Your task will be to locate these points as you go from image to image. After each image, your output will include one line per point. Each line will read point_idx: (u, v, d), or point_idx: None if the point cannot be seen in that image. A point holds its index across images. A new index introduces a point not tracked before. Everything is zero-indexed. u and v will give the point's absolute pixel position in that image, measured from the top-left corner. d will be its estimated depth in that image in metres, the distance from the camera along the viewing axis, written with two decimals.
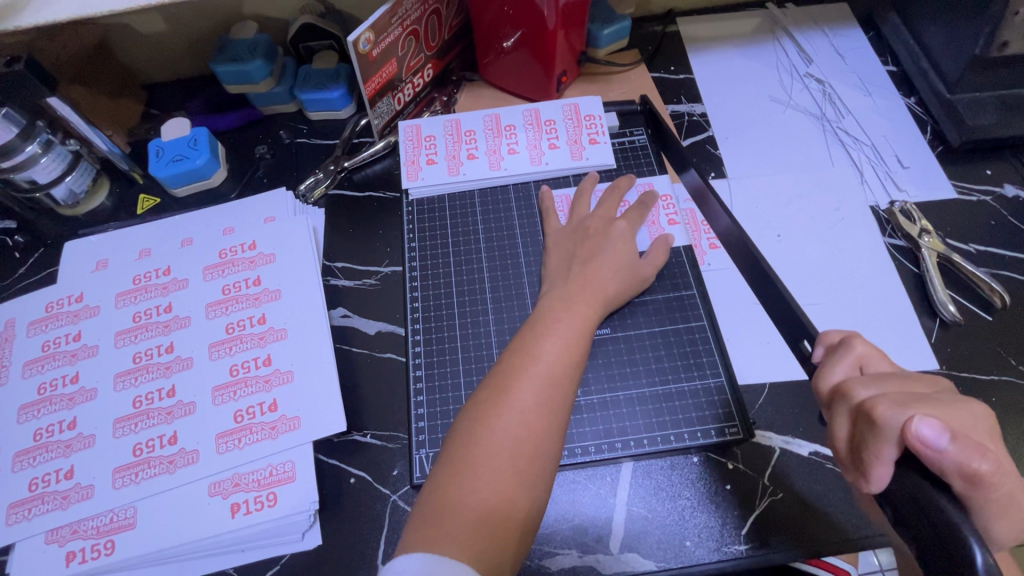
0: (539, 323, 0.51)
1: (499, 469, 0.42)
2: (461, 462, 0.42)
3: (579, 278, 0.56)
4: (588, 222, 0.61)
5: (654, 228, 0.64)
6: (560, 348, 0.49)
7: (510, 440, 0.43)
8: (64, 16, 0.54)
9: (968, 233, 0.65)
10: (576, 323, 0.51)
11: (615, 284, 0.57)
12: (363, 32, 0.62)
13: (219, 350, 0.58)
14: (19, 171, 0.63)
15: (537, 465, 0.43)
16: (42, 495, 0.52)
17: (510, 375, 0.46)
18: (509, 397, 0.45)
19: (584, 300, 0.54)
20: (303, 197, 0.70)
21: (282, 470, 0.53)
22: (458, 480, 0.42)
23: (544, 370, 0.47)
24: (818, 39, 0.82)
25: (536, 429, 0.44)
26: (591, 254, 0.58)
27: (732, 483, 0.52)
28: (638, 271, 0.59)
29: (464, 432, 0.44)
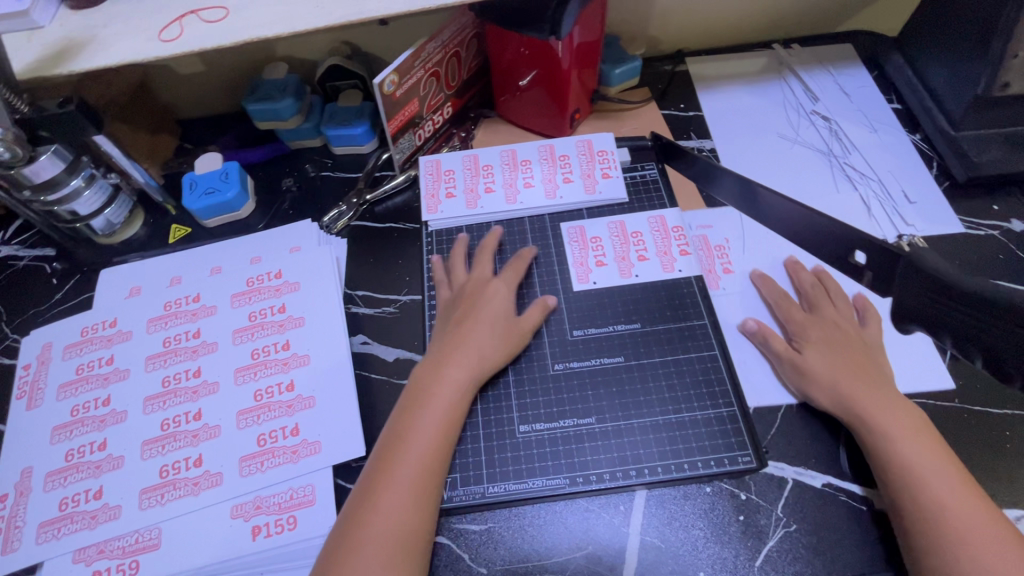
0: (425, 372, 0.55)
1: (397, 505, 0.47)
2: (367, 495, 0.48)
3: (455, 335, 0.58)
4: (467, 285, 0.63)
5: (623, 264, 0.67)
6: (443, 402, 0.53)
7: (405, 481, 0.48)
8: (114, 62, 0.59)
9: (980, 267, 0.66)
10: (462, 372, 0.55)
11: (491, 347, 0.57)
12: (388, 74, 0.66)
13: (244, 375, 0.61)
14: (64, 203, 0.67)
15: (430, 508, 0.48)
16: (72, 515, 0.54)
17: (405, 424, 0.51)
18: (404, 441, 0.50)
19: (475, 347, 0.57)
20: (326, 228, 0.73)
21: (303, 494, 0.55)
22: (363, 510, 0.47)
23: (434, 421, 0.52)
24: (823, 78, 0.85)
25: (426, 474, 0.49)
26: (467, 315, 0.59)
27: (745, 514, 0.53)
28: (513, 332, 0.59)
29: (376, 466, 0.49)
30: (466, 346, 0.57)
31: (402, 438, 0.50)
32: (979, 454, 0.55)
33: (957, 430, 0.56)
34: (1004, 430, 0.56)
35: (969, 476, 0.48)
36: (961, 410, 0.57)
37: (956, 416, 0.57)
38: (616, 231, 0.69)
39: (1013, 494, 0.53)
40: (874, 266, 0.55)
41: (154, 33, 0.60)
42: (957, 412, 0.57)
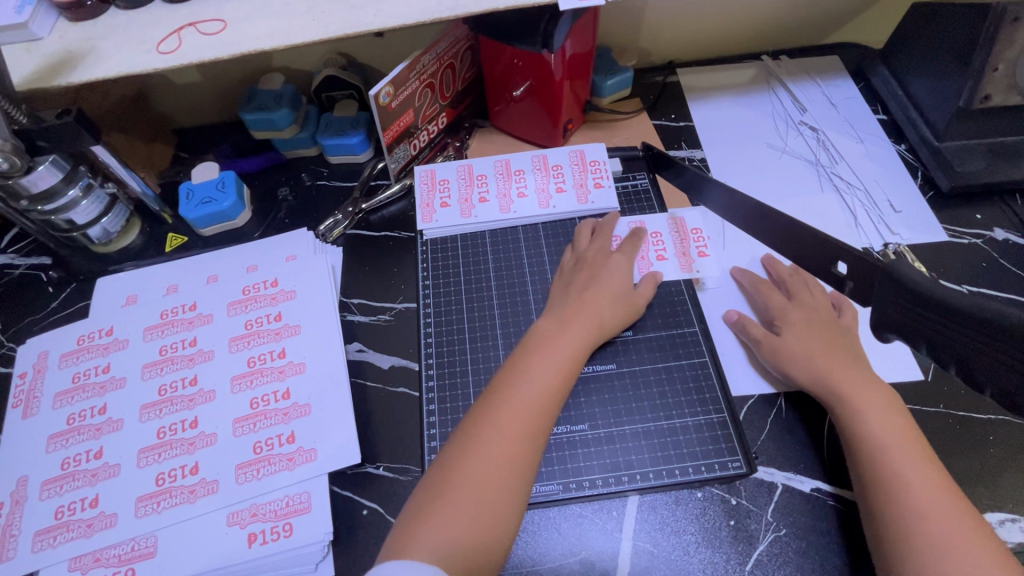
0: (531, 343, 0.55)
1: (472, 491, 0.45)
2: (440, 478, 0.46)
3: (575, 301, 0.59)
4: (587, 255, 0.64)
5: (642, 262, 0.67)
6: (531, 393, 0.50)
7: (482, 469, 0.46)
8: (113, 74, 0.59)
9: (962, 274, 0.68)
10: (551, 365, 0.52)
11: (611, 311, 0.59)
12: (383, 86, 0.66)
13: (240, 383, 0.61)
14: (60, 212, 0.67)
15: (508, 505, 0.45)
16: (68, 523, 0.54)
17: (499, 391, 0.50)
18: (483, 429, 0.48)
19: (561, 343, 0.54)
20: (323, 236, 0.74)
21: (298, 501, 0.55)
22: (435, 492, 0.45)
23: (518, 411, 0.49)
24: (810, 89, 0.87)
25: (510, 467, 0.46)
26: (590, 281, 0.61)
27: (736, 518, 0.54)
28: (632, 302, 0.61)
29: (449, 447, 0.48)
30: (551, 317, 0.58)
31: (494, 404, 0.49)
32: (960, 458, 0.56)
33: (940, 436, 0.58)
34: (987, 436, 0.57)
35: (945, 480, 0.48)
36: (945, 416, 0.59)
37: (939, 421, 0.58)
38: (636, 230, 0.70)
39: (994, 497, 0.54)
40: (855, 277, 0.54)
41: (153, 46, 0.61)
42: (940, 417, 0.59)
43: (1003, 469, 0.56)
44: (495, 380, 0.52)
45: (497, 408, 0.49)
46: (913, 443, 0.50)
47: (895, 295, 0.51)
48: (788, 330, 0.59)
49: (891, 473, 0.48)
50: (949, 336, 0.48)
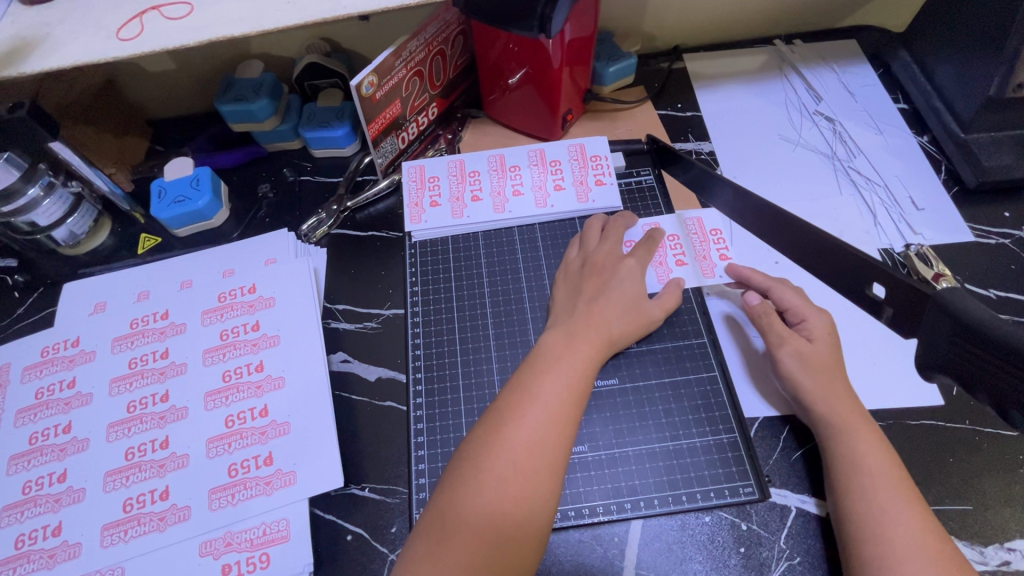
0: (538, 360, 0.50)
1: (484, 528, 0.41)
2: (445, 514, 0.42)
3: (585, 315, 0.54)
4: (595, 258, 0.59)
5: (662, 270, 0.63)
6: (543, 418, 0.46)
7: (494, 503, 0.42)
8: (68, 63, 0.54)
9: (988, 278, 0.63)
10: (562, 385, 0.48)
11: (620, 323, 0.55)
12: (367, 75, 0.61)
13: (215, 399, 0.57)
14: (20, 214, 0.62)
15: (525, 540, 0.42)
16: (28, 554, 0.50)
17: (506, 414, 0.46)
18: (492, 459, 0.44)
19: (571, 359, 0.50)
20: (305, 237, 0.69)
21: (276, 529, 0.51)
22: (440, 529, 0.42)
23: (531, 439, 0.45)
24: (826, 76, 0.81)
25: (524, 501, 0.43)
26: (598, 291, 0.56)
27: (746, 545, 0.50)
28: (645, 315, 0.56)
29: (453, 477, 0.44)
30: (560, 331, 0.53)
31: (499, 429, 0.45)
32: (985, 479, 0.53)
33: (966, 455, 0.54)
34: (1016, 455, 0.54)
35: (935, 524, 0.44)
36: (971, 433, 0.55)
37: (964, 439, 0.55)
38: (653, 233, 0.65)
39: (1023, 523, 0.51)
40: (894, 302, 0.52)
41: (112, 32, 0.55)
42: (966, 435, 0.55)
43: None
44: (501, 402, 0.47)
45: (507, 434, 0.45)
46: (903, 478, 0.46)
47: (946, 329, 0.47)
48: (794, 360, 0.53)
49: (877, 509, 0.44)
50: (1006, 386, 0.43)
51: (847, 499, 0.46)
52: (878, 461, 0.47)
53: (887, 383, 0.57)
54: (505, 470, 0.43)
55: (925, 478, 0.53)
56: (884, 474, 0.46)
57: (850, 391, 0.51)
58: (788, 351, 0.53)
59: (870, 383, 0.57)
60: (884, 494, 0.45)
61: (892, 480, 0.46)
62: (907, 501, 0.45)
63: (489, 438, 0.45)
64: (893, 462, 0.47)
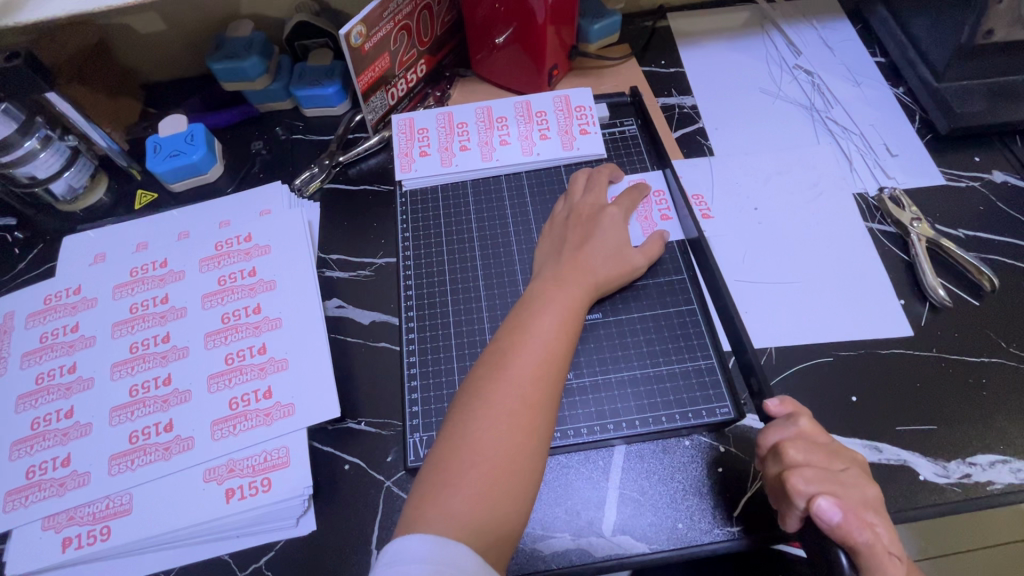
0: (531, 300, 0.53)
1: (497, 457, 0.44)
2: (458, 443, 0.44)
3: (571, 260, 0.56)
4: (580, 209, 0.61)
5: (648, 223, 0.63)
6: (541, 352, 0.48)
7: (502, 431, 0.44)
8: (62, 12, 0.55)
9: (958, 218, 0.66)
10: (556, 323, 0.51)
11: (605, 269, 0.56)
12: (355, 26, 0.63)
13: (215, 339, 0.59)
14: (18, 166, 0.64)
15: (534, 462, 0.45)
16: (40, 482, 0.53)
17: (505, 353, 0.48)
18: (495, 394, 0.46)
19: (562, 299, 0.52)
20: (299, 191, 0.71)
21: (277, 456, 0.54)
22: (454, 459, 0.44)
23: (530, 372, 0.47)
24: (806, 32, 0.83)
25: (531, 428, 0.45)
26: (584, 239, 0.58)
27: (724, 465, 0.53)
28: (628, 261, 0.58)
29: (461, 411, 0.46)
30: (553, 276, 0.55)
31: (502, 368, 0.47)
32: (951, 401, 0.55)
33: (932, 378, 0.57)
34: (979, 379, 0.56)
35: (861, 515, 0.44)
36: (938, 359, 0.58)
37: (932, 365, 0.57)
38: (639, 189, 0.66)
39: (984, 439, 0.54)
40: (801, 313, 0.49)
41: None
42: (933, 361, 0.57)
43: (994, 410, 0.55)
44: (499, 342, 0.50)
45: (508, 371, 0.47)
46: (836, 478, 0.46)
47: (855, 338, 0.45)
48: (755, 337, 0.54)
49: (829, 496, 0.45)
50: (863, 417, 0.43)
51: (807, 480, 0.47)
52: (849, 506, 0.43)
53: (858, 315, 0.60)
54: (507, 405, 0.45)
55: (892, 401, 0.56)
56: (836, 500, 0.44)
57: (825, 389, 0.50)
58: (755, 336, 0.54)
59: (843, 316, 0.60)
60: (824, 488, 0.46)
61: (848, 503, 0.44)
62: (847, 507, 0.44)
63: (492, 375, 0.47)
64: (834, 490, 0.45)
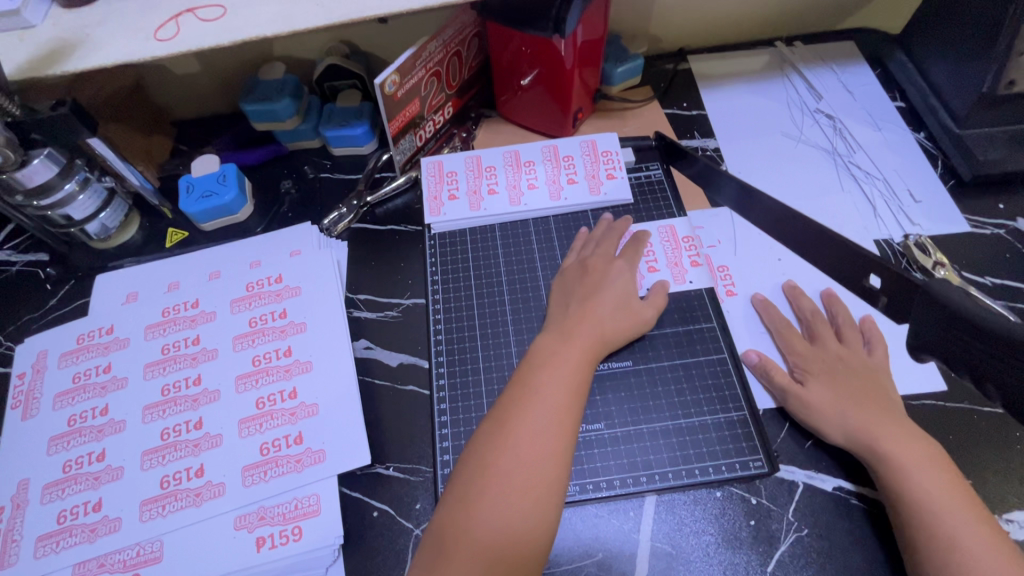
0: (538, 354, 0.53)
1: (497, 515, 0.44)
2: (459, 502, 0.45)
3: (579, 311, 0.57)
4: (590, 260, 0.62)
5: (677, 270, 0.65)
6: (545, 408, 0.48)
7: (506, 491, 0.44)
8: (108, 63, 0.57)
9: (985, 266, 0.66)
10: (564, 377, 0.51)
11: (613, 321, 0.57)
12: (389, 75, 0.64)
13: (246, 382, 0.59)
14: (58, 208, 0.65)
15: (538, 526, 0.44)
16: (71, 528, 0.53)
17: (509, 407, 0.49)
18: (498, 450, 0.46)
19: (570, 353, 0.53)
20: (327, 231, 0.72)
21: (307, 504, 0.54)
22: (456, 519, 0.44)
23: (536, 429, 0.47)
24: (826, 76, 0.84)
25: (534, 484, 0.45)
26: (591, 291, 0.58)
27: (757, 518, 0.52)
28: (637, 313, 0.59)
29: (464, 468, 0.47)
30: (560, 330, 0.56)
31: (505, 424, 0.48)
32: (988, 456, 0.55)
33: (966, 432, 0.56)
34: (1014, 433, 0.56)
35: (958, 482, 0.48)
36: (970, 411, 0.57)
37: (964, 418, 0.57)
38: (667, 235, 0.68)
39: (1022, 496, 0.53)
40: (889, 293, 0.56)
41: (149, 33, 0.58)
42: (966, 414, 0.57)
43: None
44: (505, 397, 0.50)
45: (510, 427, 0.47)
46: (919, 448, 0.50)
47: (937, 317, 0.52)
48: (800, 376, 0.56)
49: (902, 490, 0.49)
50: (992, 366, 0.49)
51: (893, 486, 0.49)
52: (915, 451, 0.50)
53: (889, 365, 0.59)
54: (508, 462, 0.46)
55: None
56: (913, 459, 0.49)
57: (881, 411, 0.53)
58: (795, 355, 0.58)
59: None
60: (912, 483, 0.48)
61: (919, 462, 0.49)
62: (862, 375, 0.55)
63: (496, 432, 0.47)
64: (921, 445, 0.50)
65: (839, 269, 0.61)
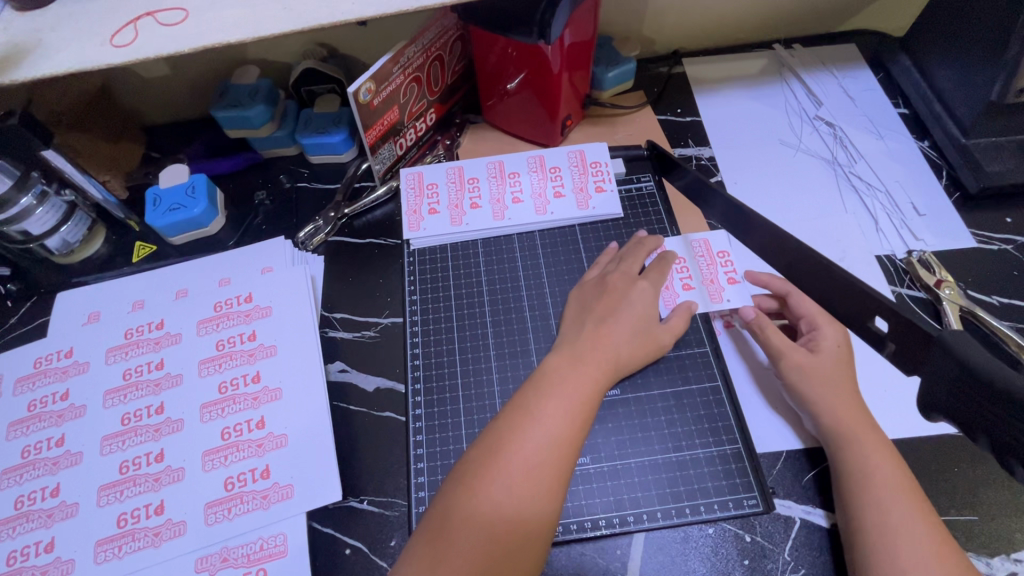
0: (542, 379, 0.50)
1: (476, 554, 0.40)
2: (438, 534, 0.41)
3: (591, 336, 0.53)
4: (610, 278, 0.58)
5: (713, 288, 0.61)
6: (543, 442, 0.45)
7: (489, 532, 0.41)
8: (61, 70, 0.53)
9: (992, 285, 0.63)
10: (566, 406, 0.47)
11: (628, 348, 0.54)
12: (364, 82, 0.60)
13: (211, 411, 0.56)
14: (12, 223, 0.61)
15: (518, 571, 0.41)
16: (21, 570, 0.49)
17: (505, 435, 0.45)
18: (488, 482, 0.43)
19: (576, 382, 0.49)
20: (302, 245, 0.68)
21: (274, 544, 0.50)
22: (431, 552, 0.41)
23: (531, 466, 0.44)
24: (826, 80, 0.81)
25: (520, 524, 0.42)
26: (609, 312, 0.55)
27: (751, 558, 0.49)
28: (654, 338, 0.55)
29: (447, 498, 0.43)
30: (565, 353, 0.52)
31: (497, 454, 0.44)
32: (994, 489, 0.52)
33: (973, 464, 0.53)
34: None
35: (929, 519, 0.44)
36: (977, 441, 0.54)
37: (971, 449, 0.54)
38: (702, 249, 0.64)
39: None
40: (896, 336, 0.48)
41: (106, 38, 0.54)
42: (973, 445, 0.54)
43: None
44: (502, 422, 0.47)
45: (503, 458, 0.44)
46: (897, 476, 0.47)
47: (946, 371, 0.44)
48: (796, 374, 0.53)
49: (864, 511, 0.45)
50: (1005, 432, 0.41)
51: (858, 510, 0.46)
52: (892, 474, 0.47)
53: (891, 392, 0.56)
54: (495, 496, 0.42)
55: (930, 488, 0.52)
56: (884, 487, 0.46)
57: (871, 434, 0.49)
58: (788, 363, 0.54)
59: (875, 395, 0.56)
60: (876, 509, 0.45)
61: (894, 493, 0.45)
62: (851, 392, 0.52)
63: (488, 460, 0.44)
64: (899, 474, 0.47)
65: (839, 308, 0.52)
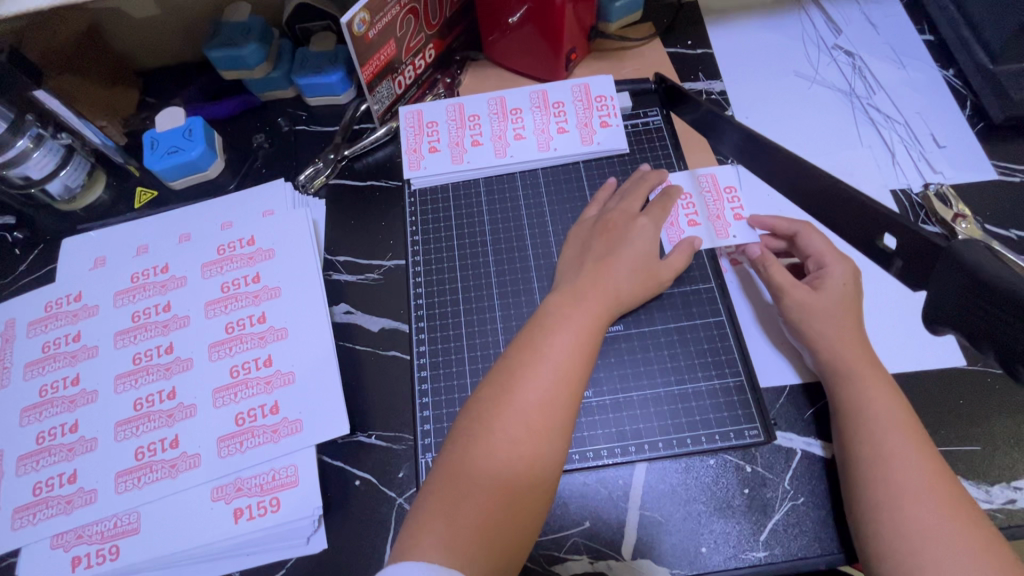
0: (545, 317, 0.49)
1: (494, 487, 0.41)
2: (456, 471, 0.42)
3: (591, 273, 0.52)
4: (609, 216, 0.57)
5: (719, 224, 0.60)
6: (552, 377, 0.45)
7: (506, 465, 0.42)
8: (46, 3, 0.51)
9: (1011, 217, 0.61)
10: (572, 343, 0.47)
11: (630, 284, 0.53)
12: (358, 12, 0.58)
13: (219, 350, 0.57)
14: (11, 167, 0.61)
15: (535, 499, 0.42)
16: (47, 499, 0.52)
17: (514, 373, 0.45)
18: (501, 419, 0.43)
19: (580, 318, 0.49)
20: (303, 188, 0.67)
21: (285, 475, 0.52)
22: (450, 487, 0.41)
23: (542, 400, 0.44)
24: (847, 6, 0.76)
25: (535, 458, 0.43)
26: (608, 249, 0.54)
27: (751, 487, 0.50)
28: (655, 274, 0.54)
29: (461, 436, 0.44)
30: (568, 291, 0.51)
31: (509, 393, 0.44)
32: (998, 420, 0.52)
33: (978, 396, 0.53)
34: None
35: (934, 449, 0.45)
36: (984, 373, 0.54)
37: (977, 381, 0.53)
38: (709, 185, 0.62)
39: None
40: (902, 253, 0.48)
41: None
42: (981, 377, 0.53)
43: None
44: (510, 360, 0.47)
45: (515, 396, 0.44)
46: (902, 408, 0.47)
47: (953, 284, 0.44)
48: (798, 313, 0.52)
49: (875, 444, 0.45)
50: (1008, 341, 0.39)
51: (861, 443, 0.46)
52: (897, 407, 0.47)
53: (899, 327, 0.56)
54: (509, 432, 0.43)
55: (933, 419, 0.52)
56: (893, 420, 0.46)
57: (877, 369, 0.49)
58: (790, 300, 0.53)
59: (882, 329, 0.56)
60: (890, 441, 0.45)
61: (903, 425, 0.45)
62: (856, 326, 0.51)
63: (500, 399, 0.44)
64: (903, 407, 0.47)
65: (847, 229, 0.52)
